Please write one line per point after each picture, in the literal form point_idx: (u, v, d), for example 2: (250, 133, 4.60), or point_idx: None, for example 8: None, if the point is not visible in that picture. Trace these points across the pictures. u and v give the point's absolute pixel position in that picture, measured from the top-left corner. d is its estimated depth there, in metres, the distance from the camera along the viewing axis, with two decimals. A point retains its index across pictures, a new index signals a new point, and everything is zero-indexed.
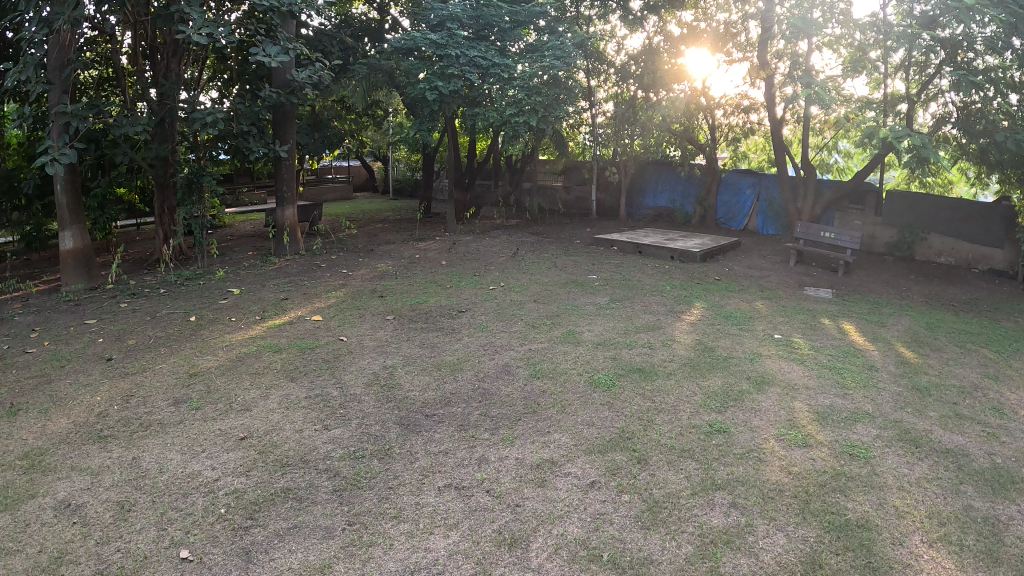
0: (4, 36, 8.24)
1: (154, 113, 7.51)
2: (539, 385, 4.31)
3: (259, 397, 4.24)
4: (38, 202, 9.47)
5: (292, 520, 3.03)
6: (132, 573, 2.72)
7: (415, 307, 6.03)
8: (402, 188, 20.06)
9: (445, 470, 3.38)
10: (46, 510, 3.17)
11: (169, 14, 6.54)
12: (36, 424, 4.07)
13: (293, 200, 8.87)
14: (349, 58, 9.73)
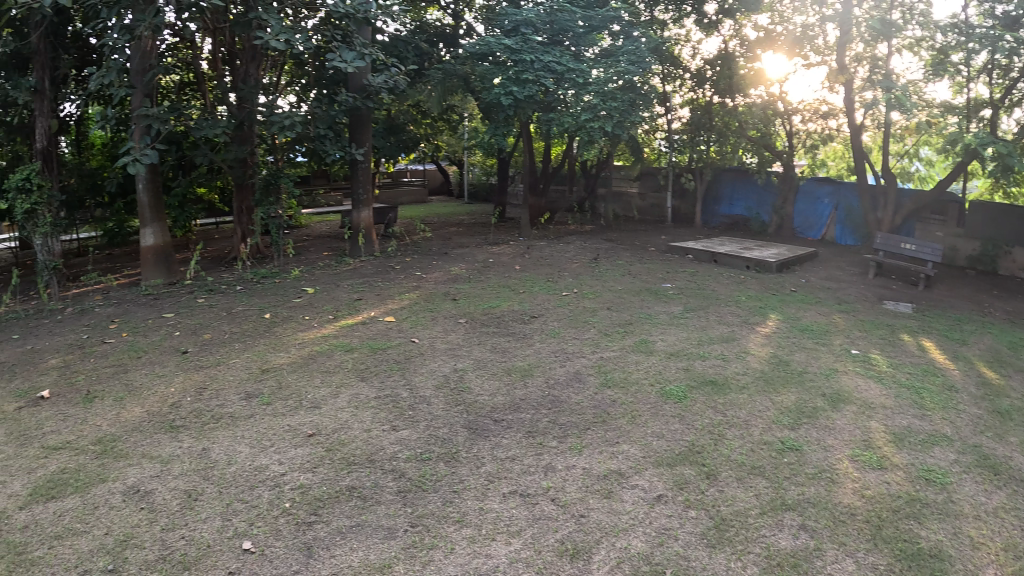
0: (87, 42, 8.63)
1: (233, 116, 7.75)
2: (610, 394, 4.23)
3: (329, 395, 4.30)
4: (121, 201, 10.05)
5: (356, 518, 3.05)
6: (196, 561, 2.81)
7: (488, 311, 6.04)
8: (476, 192, 20.20)
9: (511, 476, 3.34)
10: (116, 495, 3.31)
11: (247, 21, 6.79)
12: (112, 412, 4.26)
13: (368, 202, 9.02)
14: (423, 63, 10.03)
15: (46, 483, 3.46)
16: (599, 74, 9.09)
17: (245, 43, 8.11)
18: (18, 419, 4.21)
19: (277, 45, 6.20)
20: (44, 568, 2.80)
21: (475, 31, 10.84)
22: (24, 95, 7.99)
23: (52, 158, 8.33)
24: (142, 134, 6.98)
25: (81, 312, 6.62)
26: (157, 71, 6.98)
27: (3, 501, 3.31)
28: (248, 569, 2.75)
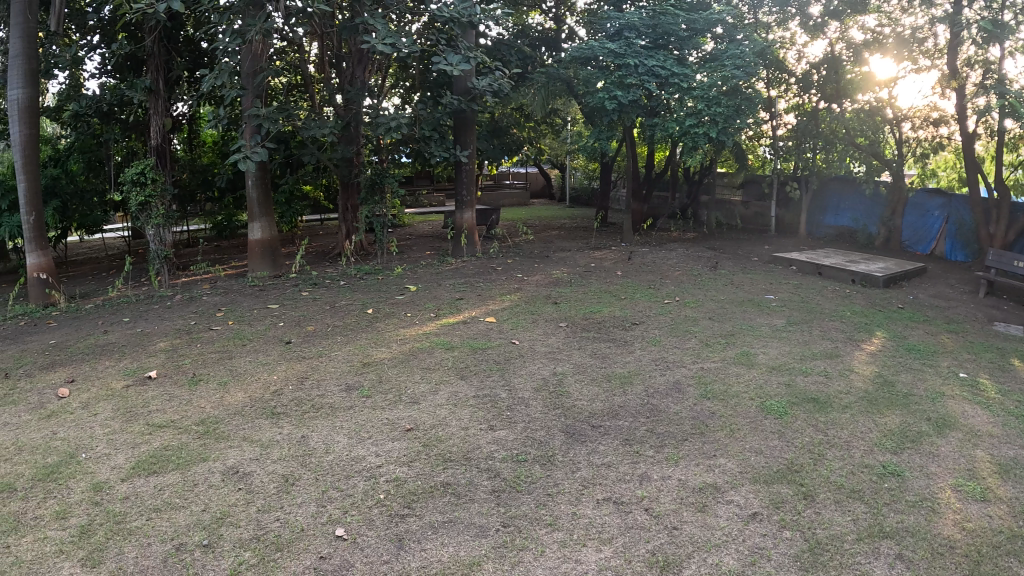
0: (200, 45, 9.23)
1: (340, 117, 8.25)
2: (709, 405, 4.14)
3: (429, 392, 4.40)
4: (230, 196, 10.69)
5: (449, 514, 3.10)
6: (291, 543, 2.94)
7: (589, 316, 6.02)
8: (578, 196, 20.08)
9: (606, 483, 3.32)
10: (215, 475, 3.50)
11: (354, 26, 7.03)
12: (216, 394, 4.51)
13: (473, 204, 9.20)
14: (526, 67, 10.25)
15: (149, 458, 3.71)
16: (703, 79, 8.91)
17: (352, 47, 8.50)
18: (129, 397, 4.54)
19: (385, 48, 6.37)
20: (144, 538, 3.03)
21: (577, 35, 11.03)
22: (141, 94, 8.46)
23: (165, 154, 8.88)
24: (252, 133, 7.33)
25: (190, 300, 7.05)
26: (267, 73, 7.34)
27: (113, 471, 3.60)
28: (340, 555, 2.84)
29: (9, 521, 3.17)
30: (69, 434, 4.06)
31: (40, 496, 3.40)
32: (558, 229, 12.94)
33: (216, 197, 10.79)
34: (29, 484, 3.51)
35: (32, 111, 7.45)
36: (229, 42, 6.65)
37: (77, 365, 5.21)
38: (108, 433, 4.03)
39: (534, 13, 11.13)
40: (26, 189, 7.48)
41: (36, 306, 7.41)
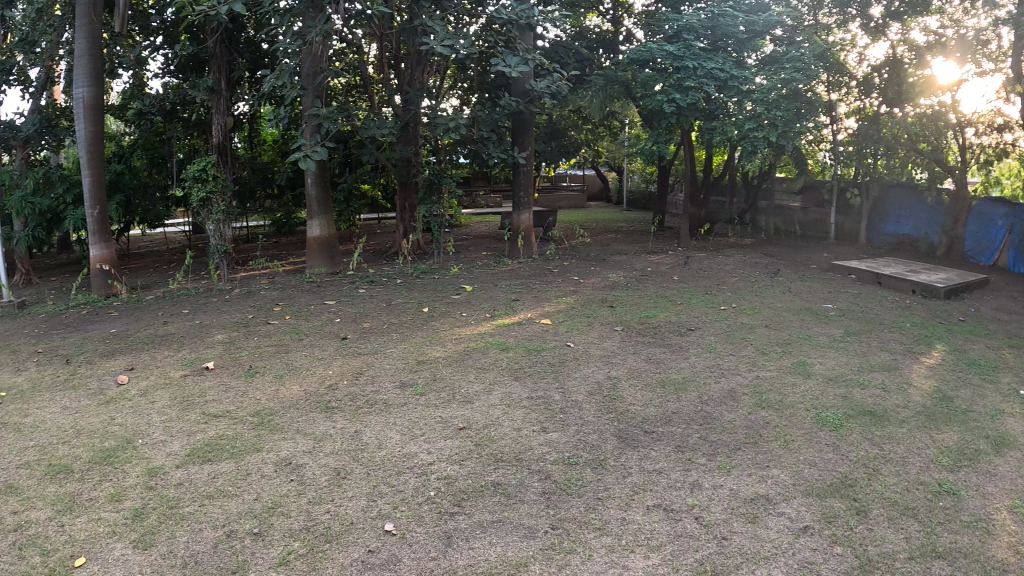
0: (261, 46, 9.47)
1: (398, 118, 8.17)
2: (763, 415, 4.06)
3: (482, 391, 4.42)
4: (289, 193, 11.05)
5: (498, 513, 3.11)
6: (341, 535, 2.99)
7: (645, 320, 5.97)
8: (635, 200, 19.89)
9: (657, 490, 3.29)
10: (268, 465, 3.59)
11: (413, 27, 7.18)
12: (271, 387, 4.61)
13: (530, 205, 9.18)
14: (584, 69, 10.32)
15: (203, 446, 3.83)
16: (761, 82, 8.80)
17: (411, 48, 8.57)
18: (186, 386, 4.69)
19: (443, 49, 6.44)
20: (196, 523, 3.14)
21: (635, 37, 10.98)
22: (203, 94, 8.72)
23: (226, 152, 9.13)
24: (312, 132, 7.46)
25: (247, 294, 7.24)
26: (326, 73, 7.48)
27: (170, 457, 3.74)
28: (389, 550, 2.88)
29: (66, 501, 3.39)
30: (128, 420, 4.23)
31: (97, 478, 3.57)
32: (615, 232, 12.88)
33: (275, 194, 11.13)
34: (88, 466, 3.69)
35: (96, 109, 7.75)
36: (289, 42, 6.74)
37: (137, 353, 5.41)
38: (165, 420, 4.18)
39: (591, 15, 11.10)
40: (90, 184, 7.80)
41: (99, 296, 7.73)
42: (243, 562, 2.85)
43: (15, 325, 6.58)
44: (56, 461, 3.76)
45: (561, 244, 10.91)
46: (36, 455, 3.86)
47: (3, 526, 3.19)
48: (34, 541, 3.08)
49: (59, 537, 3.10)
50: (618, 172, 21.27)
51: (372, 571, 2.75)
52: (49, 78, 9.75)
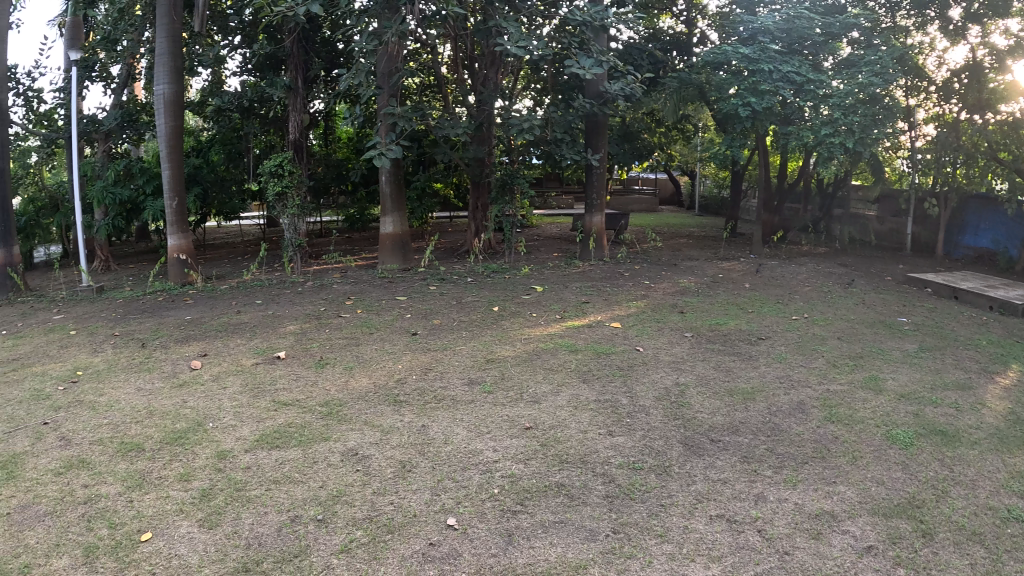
0: (335, 46, 9.62)
1: (473, 118, 8.51)
2: (833, 429, 3.95)
3: (550, 392, 4.43)
4: (363, 189, 11.25)
5: (561, 514, 3.11)
6: (404, 526, 3.04)
7: (715, 328, 5.88)
8: (707, 205, 19.46)
9: (720, 500, 3.24)
10: (334, 454, 3.67)
11: (488, 28, 7.27)
12: (341, 378, 4.72)
13: (602, 208, 9.24)
14: (658, 71, 10.37)
15: (272, 432, 3.94)
16: (838, 85, 8.59)
17: (486, 49, 8.66)
18: (257, 373, 4.85)
19: (517, 50, 6.50)
20: (262, 506, 3.24)
21: (709, 39, 10.82)
22: (280, 92, 9.00)
23: (302, 148, 9.44)
24: (387, 131, 7.60)
25: (318, 287, 7.41)
26: (402, 73, 7.61)
27: (239, 441, 3.87)
28: (450, 544, 2.91)
29: (136, 478, 3.57)
30: (199, 403, 4.40)
31: (167, 458, 3.74)
32: (687, 237, 12.71)
33: (348, 190, 11.33)
34: (159, 446, 3.87)
35: (175, 104, 8.04)
36: (366, 43, 6.81)
37: (211, 341, 5.64)
38: (236, 405, 4.33)
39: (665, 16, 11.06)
40: (169, 176, 8.13)
41: (175, 284, 8.10)
42: (305, 546, 2.93)
43: (97, 308, 7.13)
44: (129, 440, 3.97)
45: (632, 247, 10.87)
46: (112, 432, 4.09)
47: (75, 498, 3.43)
48: (102, 514, 3.27)
49: (127, 511, 3.28)
50: (691, 175, 20.90)
51: (433, 563, 2.79)
52: (129, 75, 10.35)
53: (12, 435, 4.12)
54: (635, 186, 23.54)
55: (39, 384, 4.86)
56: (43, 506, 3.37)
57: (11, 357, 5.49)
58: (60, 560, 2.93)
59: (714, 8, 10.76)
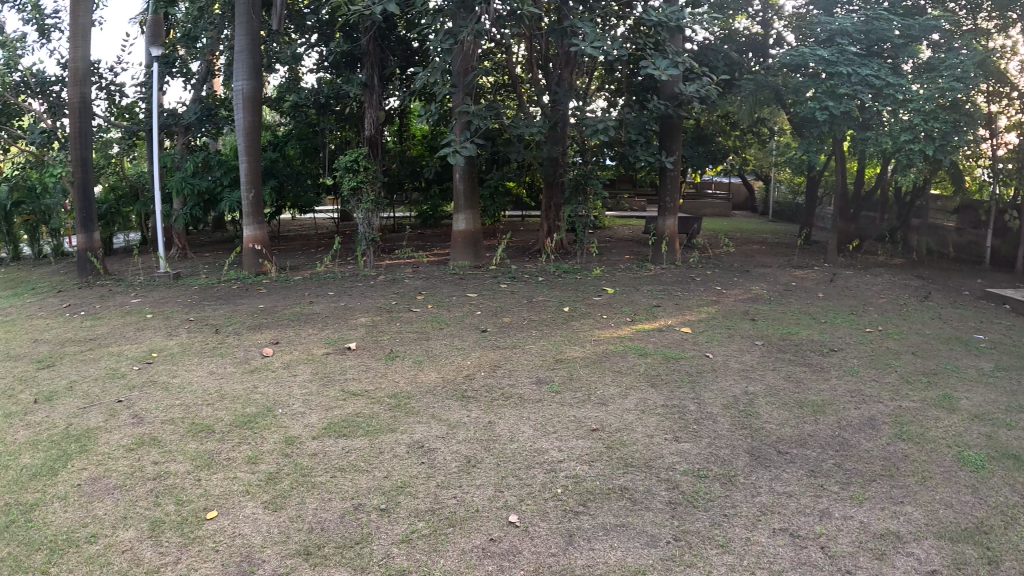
0: (412, 45, 10.17)
1: (548, 117, 8.95)
2: (902, 447, 3.84)
3: (618, 395, 4.43)
4: (436, 186, 12.51)
5: (622, 518, 3.10)
6: (466, 520, 3.08)
7: (786, 337, 5.78)
8: (781, 210, 18.96)
9: (784, 513, 3.18)
10: (400, 446, 3.73)
11: (563, 29, 7.52)
12: (411, 372, 4.86)
13: (675, 211, 9.25)
14: (734, 73, 10.12)
15: (340, 422, 4.05)
16: (918, 90, 8.28)
17: (560, 49, 9.05)
18: (328, 363, 5.07)
19: (594, 51, 6.60)
20: (327, 492, 3.32)
21: (785, 40, 10.63)
22: (356, 89, 9.51)
23: (377, 145, 9.74)
24: (462, 129, 7.85)
25: (391, 281, 7.91)
26: (477, 72, 7.73)
27: (307, 429, 3.99)
28: (510, 541, 2.93)
29: (205, 458, 3.71)
30: (268, 390, 4.61)
31: (236, 440, 3.89)
32: (760, 243, 12.50)
33: (423, 186, 12.72)
34: (229, 428, 4.04)
35: (252, 100, 8.71)
36: (440, 40, 7.14)
37: (282, 329, 6.07)
38: (306, 393, 4.50)
39: (739, 17, 10.79)
40: (248, 169, 8.86)
41: (250, 272, 8.91)
42: (367, 534, 2.99)
43: (174, 292, 8.15)
44: (200, 421, 4.17)
45: (704, 252, 10.81)
46: (183, 413, 4.33)
47: (145, 473, 3.60)
48: (171, 490, 3.42)
49: (194, 489, 3.41)
50: (766, 180, 20.49)
51: (493, 559, 2.81)
52: (208, 72, 11.02)
53: (90, 411, 4.50)
54: (708, 190, 23.28)
55: (118, 363, 5.48)
56: (114, 479, 3.56)
57: (94, 338, 6.36)
58: (127, 532, 3.06)
59: (791, 9, 10.56)
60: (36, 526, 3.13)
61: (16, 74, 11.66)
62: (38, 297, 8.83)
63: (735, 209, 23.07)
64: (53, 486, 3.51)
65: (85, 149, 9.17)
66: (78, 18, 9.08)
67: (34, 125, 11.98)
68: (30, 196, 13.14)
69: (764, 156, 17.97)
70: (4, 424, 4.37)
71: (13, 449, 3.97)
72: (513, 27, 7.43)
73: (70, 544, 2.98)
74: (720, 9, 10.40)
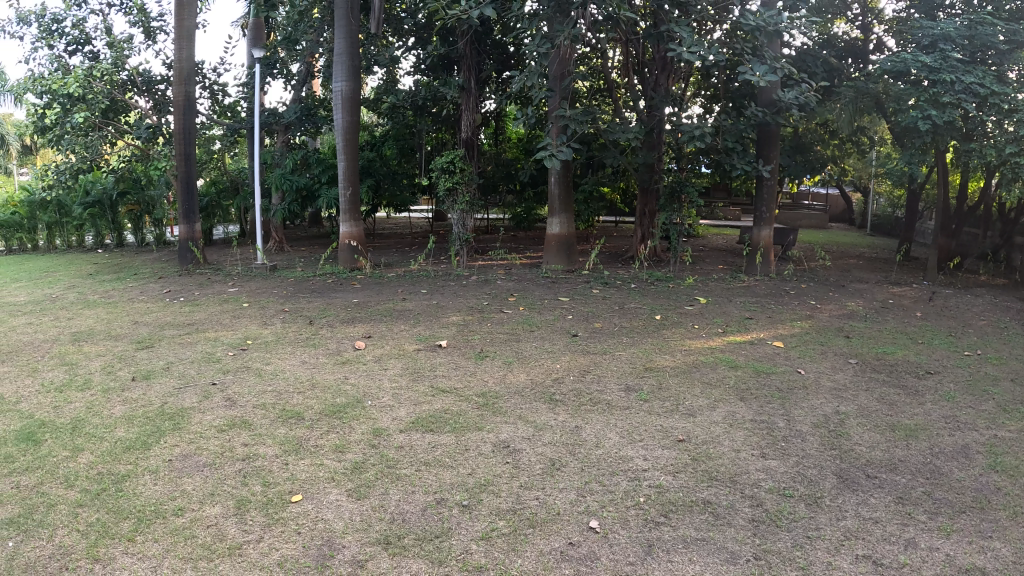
0: (507, 50, 10.81)
1: (644, 123, 9.33)
2: (995, 479, 3.61)
3: (706, 407, 4.41)
4: (530, 190, 13.36)
5: (704, 532, 3.05)
6: (547, 521, 3.11)
7: (882, 356, 5.58)
8: (879, 224, 18.15)
9: (868, 540, 3.04)
10: (486, 445, 3.83)
11: (660, 34, 7.87)
12: (500, 372, 5.05)
13: (772, 221, 9.06)
14: (833, 79, 9.95)
15: (427, 417, 4.20)
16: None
17: (656, 56, 9.47)
18: (419, 359, 5.35)
19: (692, 57, 6.92)
20: (410, 485, 3.41)
21: (886, 46, 10.31)
22: (454, 92, 10.10)
23: (473, 146, 10.38)
24: (559, 132, 8.19)
25: (484, 282, 8.52)
26: (572, 76, 8.23)
27: (394, 422, 4.14)
28: (590, 545, 2.94)
29: (294, 444, 3.88)
30: (359, 381, 4.86)
31: (324, 429, 4.05)
32: (856, 257, 12.10)
33: (517, 189, 13.50)
34: (318, 417, 4.22)
35: (351, 100, 9.36)
36: (537, 45, 7.34)
37: (375, 325, 6.43)
38: (396, 387, 4.72)
39: (838, 21, 10.54)
40: (346, 168, 9.51)
41: (346, 268, 9.59)
42: (447, 529, 3.05)
43: (270, 284, 8.72)
44: (291, 408, 4.37)
45: (800, 265, 10.51)
46: (274, 399, 4.55)
47: (235, 454, 3.78)
48: (258, 472, 3.57)
49: (281, 473, 3.55)
50: (864, 192, 19.72)
51: (572, 563, 2.82)
52: (309, 73, 11.88)
53: (185, 391, 4.76)
54: (803, 202, 22.58)
55: (214, 348, 5.80)
56: (203, 457, 3.75)
57: (192, 323, 6.77)
58: (213, 508, 3.22)
59: (891, 13, 10.22)
60: (126, 496, 3.34)
61: (124, 73, 12.47)
62: (142, 281, 9.51)
63: (832, 222, 22.25)
64: (145, 459, 3.73)
65: (188, 145, 9.91)
66: (182, 21, 9.77)
67: (140, 121, 12.84)
68: (135, 187, 15.01)
69: (864, 167, 17.31)
70: (106, 398, 4.70)
71: (110, 423, 4.24)
72: (608, 30, 7.87)
73: (158, 516, 3.15)
74: (816, 12, 10.23)
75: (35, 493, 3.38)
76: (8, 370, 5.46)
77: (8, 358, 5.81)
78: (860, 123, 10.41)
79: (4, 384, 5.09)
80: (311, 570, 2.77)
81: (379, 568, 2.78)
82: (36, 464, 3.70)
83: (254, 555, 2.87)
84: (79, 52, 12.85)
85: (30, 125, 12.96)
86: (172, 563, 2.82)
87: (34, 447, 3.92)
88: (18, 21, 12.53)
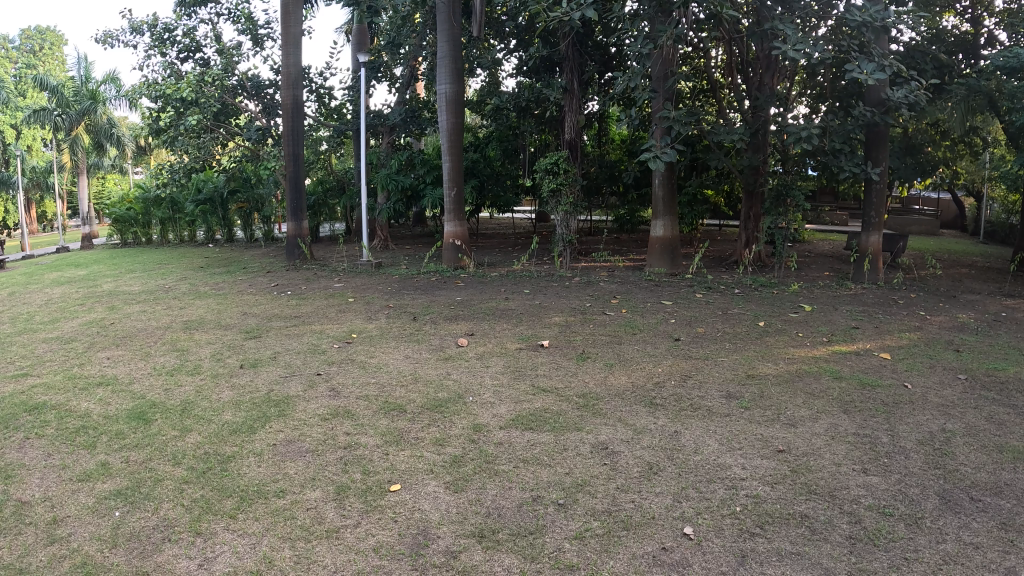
0: (608, 50, 10.83)
1: (749, 124, 9.27)
2: None
3: (808, 418, 4.28)
4: (633, 192, 13.35)
5: (799, 546, 2.94)
6: (639, 525, 3.10)
7: (993, 372, 5.20)
8: (993, 231, 16.84)
9: (969, 565, 2.80)
10: (585, 445, 3.87)
11: (763, 32, 7.71)
12: (602, 373, 5.07)
13: (880, 226, 8.73)
14: (943, 77, 9.36)
15: (528, 415, 4.29)
16: None
17: (762, 54, 9.32)
18: (521, 358, 5.45)
19: (795, 55, 6.81)
20: (507, 481, 3.49)
21: (998, 39, 9.63)
22: (557, 93, 10.31)
23: (576, 147, 10.48)
24: (663, 134, 8.24)
25: (585, 284, 8.56)
26: (676, 76, 8.14)
27: (495, 418, 4.25)
28: (682, 551, 2.90)
29: (394, 436, 4.03)
30: (460, 378, 5.00)
31: (425, 422, 4.20)
32: (970, 266, 11.39)
33: (620, 190, 13.52)
34: (420, 410, 4.38)
35: (454, 102, 9.61)
36: (639, 46, 7.54)
37: (476, 323, 6.57)
38: (498, 385, 4.82)
39: (946, 15, 10.08)
40: (450, 168, 9.79)
41: (450, 267, 9.89)
42: (541, 526, 3.09)
43: (374, 281, 9.03)
44: (393, 401, 4.55)
45: (909, 274, 10.01)
46: (376, 391, 4.74)
47: (339, 442, 3.97)
48: (359, 460, 3.73)
49: (380, 463, 3.70)
50: (977, 197, 18.38)
51: (662, 568, 2.79)
52: (412, 76, 12.36)
53: (291, 380, 5.03)
54: (911, 207, 21.26)
55: (320, 340, 6.09)
56: (306, 443, 3.95)
57: (297, 316, 7.10)
58: (314, 493, 3.39)
59: (1002, 5, 9.61)
60: (230, 476, 3.56)
61: (234, 78, 13.20)
62: (252, 275, 10.08)
63: (942, 228, 20.78)
64: (250, 443, 3.97)
65: (296, 145, 10.42)
66: (289, 28, 10.36)
67: (250, 123, 13.64)
68: (244, 186, 15.87)
69: (977, 169, 16.13)
70: (213, 383, 5.02)
71: (218, 406, 4.54)
72: (711, 28, 7.91)
73: (260, 496, 3.35)
74: (923, 7, 9.90)
75: (144, 468, 3.66)
76: (123, 354, 5.91)
77: (125, 343, 6.29)
78: (972, 121, 9.89)
79: (120, 366, 5.53)
80: (405, 557, 2.88)
81: (472, 560, 2.86)
82: (146, 441, 4.01)
83: (350, 539, 3.00)
84: (190, 58, 13.72)
85: (145, 128, 13.92)
86: (271, 541, 2.99)
87: (144, 426, 4.24)
88: (132, 31, 13.52)
